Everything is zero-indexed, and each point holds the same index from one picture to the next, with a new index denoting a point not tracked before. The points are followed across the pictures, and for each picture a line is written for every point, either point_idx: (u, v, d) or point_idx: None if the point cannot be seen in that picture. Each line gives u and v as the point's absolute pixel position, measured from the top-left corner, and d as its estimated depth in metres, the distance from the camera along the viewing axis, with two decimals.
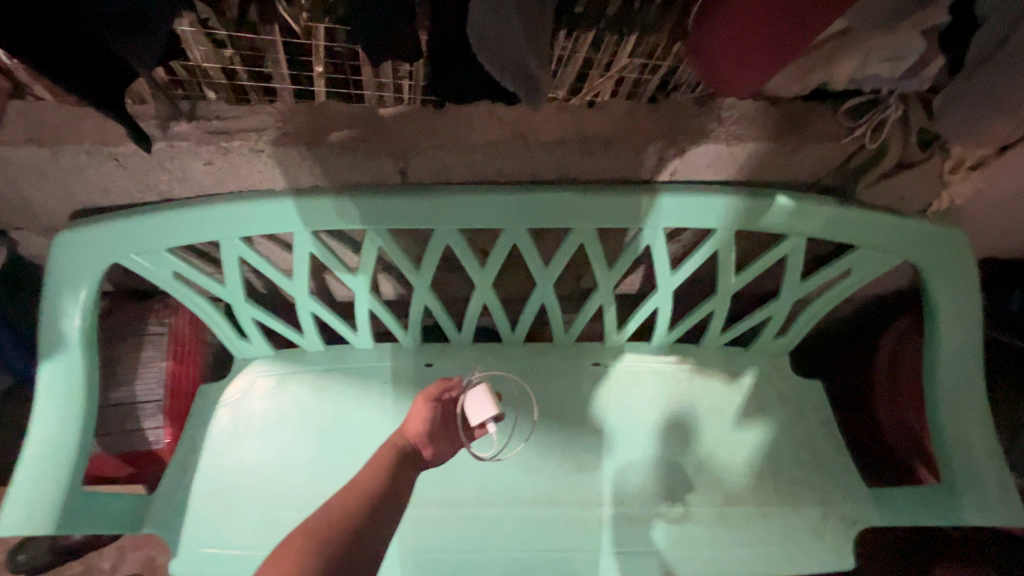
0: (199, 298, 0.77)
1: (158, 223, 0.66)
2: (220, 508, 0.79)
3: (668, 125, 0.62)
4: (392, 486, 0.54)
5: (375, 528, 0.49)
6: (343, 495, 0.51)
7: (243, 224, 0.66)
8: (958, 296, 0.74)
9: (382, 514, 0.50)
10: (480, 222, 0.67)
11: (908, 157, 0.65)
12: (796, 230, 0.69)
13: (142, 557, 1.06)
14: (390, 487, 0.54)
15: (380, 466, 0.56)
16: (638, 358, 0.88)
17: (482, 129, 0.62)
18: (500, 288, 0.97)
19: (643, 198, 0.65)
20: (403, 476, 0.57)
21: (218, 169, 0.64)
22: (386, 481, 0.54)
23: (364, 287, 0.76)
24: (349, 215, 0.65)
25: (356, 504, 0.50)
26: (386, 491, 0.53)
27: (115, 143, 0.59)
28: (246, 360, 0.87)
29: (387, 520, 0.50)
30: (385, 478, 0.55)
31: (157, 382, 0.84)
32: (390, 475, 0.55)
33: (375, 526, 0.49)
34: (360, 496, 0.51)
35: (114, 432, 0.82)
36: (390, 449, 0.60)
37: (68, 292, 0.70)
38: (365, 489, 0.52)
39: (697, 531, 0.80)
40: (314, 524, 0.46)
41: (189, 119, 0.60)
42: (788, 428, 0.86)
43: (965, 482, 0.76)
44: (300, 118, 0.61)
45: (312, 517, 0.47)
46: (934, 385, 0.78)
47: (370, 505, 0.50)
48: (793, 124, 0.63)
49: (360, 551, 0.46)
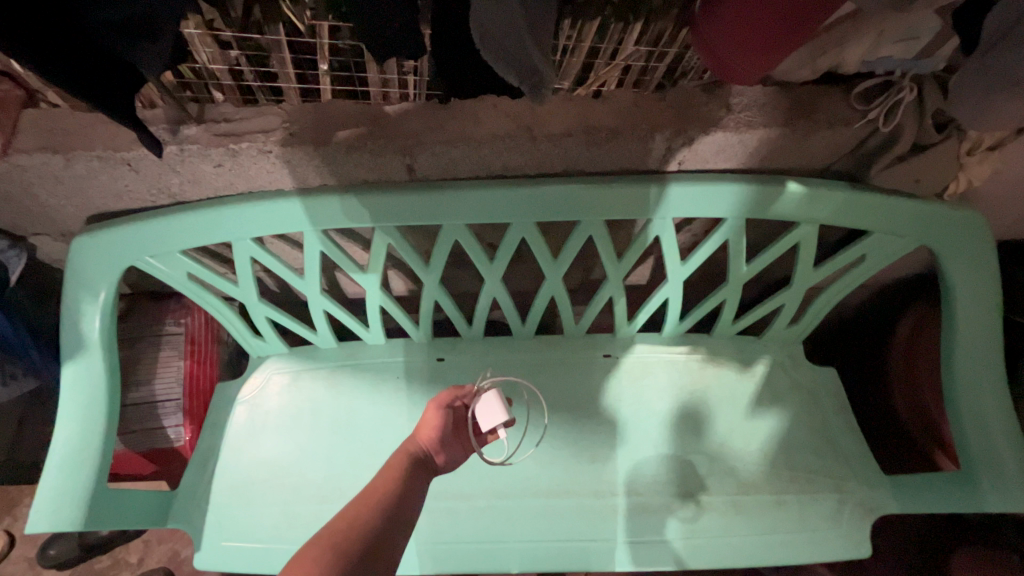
0: (213, 298, 0.79)
1: (171, 225, 0.67)
2: (241, 503, 0.80)
3: (676, 113, 0.61)
4: (404, 496, 0.55)
5: (390, 535, 0.50)
6: (358, 506, 0.51)
7: (254, 224, 0.67)
8: (976, 279, 0.72)
9: (396, 523, 0.51)
10: (488, 217, 0.67)
11: (923, 140, 0.63)
12: (808, 216, 0.68)
13: (168, 551, 1.10)
14: (402, 497, 0.55)
15: (394, 475, 0.57)
16: (648, 349, 0.88)
17: (488, 123, 0.61)
18: (509, 282, 0.97)
19: (651, 188, 0.64)
20: (414, 484, 0.57)
21: (227, 170, 0.64)
22: (398, 491, 0.55)
23: (375, 284, 0.77)
24: (359, 213, 0.66)
25: (371, 514, 0.50)
26: (399, 501, 0.54)
27: (127, 148, 0.60)
28: (262, 357, 0.88)
29: (401, 529, 0.51)
30: (396, 487, 0.55)
31: (175, 382, 0.86)
32: (402, 485, 0.56)
33: (390, 533, 0.50)
34: (374, 506, 0.52)
35: (135, 431, 0.84)
36: (404, 457, 0.61)
37: (88, 295, 0.72)
38: (378, 499, 0.53)
39: (712, 520, 0.80)
40: (331, 533, 0.47)
41: (197, 123, 0.61)
42: (802, 417, 0.86)
43: (984, 468, 0.75)
44: (307, 118, 0.61)
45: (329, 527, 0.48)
46: (951, 370, 0.76)
47: (384, 514, 0.51)
48: (804, 109, 0.61)
49: (377, 558, 0.47)
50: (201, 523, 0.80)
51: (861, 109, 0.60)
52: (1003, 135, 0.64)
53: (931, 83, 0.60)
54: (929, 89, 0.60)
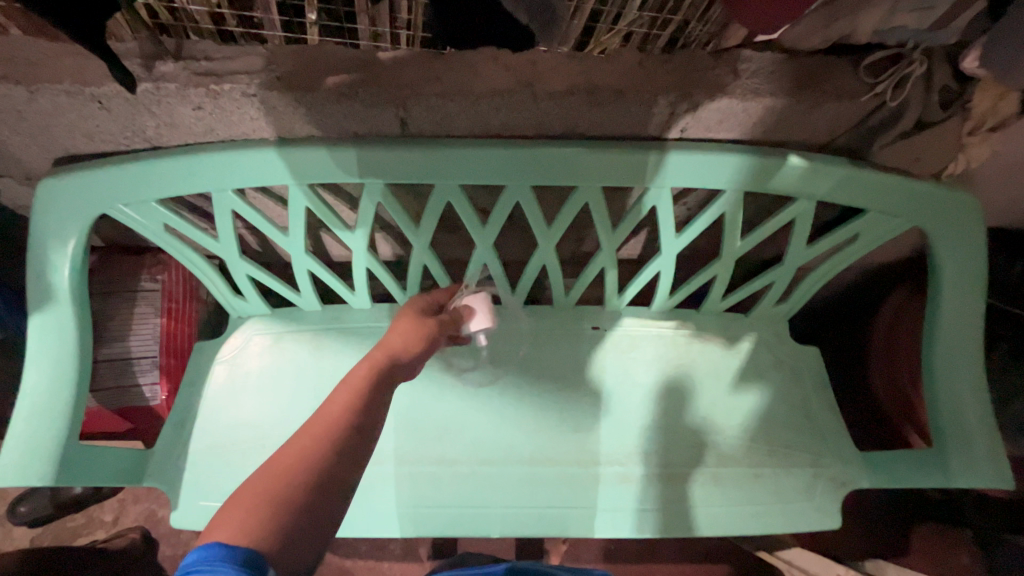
0: (192, 253, 0.75)
1: (146, 171, 0.63)
2: (220, 463, 0.79)
3: (682, 76, 0.59)
4: (361, 427, 0.47)
5: (338, 483, 0.43)
6: (305, 445, 0.44)
7: (236, 174, 0.64)
8: (964, 260, 0.73)
9: (344, 465, 0.44)
10: (482, 178, 0.65)
11: (927, 117, 0.63)
12: (806, 191, 0.67)
13: (144, 510, 1.09)
14: (359, 424, 0.46)
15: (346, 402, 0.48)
16: (637, 322, 0.88)
17: (487, 75, 0.58)
18: (500, 250, 0.95)
19: (652, 154, 0.63)
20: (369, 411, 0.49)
21: (208, 114, 0.60)
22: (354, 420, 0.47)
23: (362, 245, 0.74)
24: (348, 168, 0.63)
25: (318, 456, 0.43)
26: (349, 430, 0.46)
27: (97, 83, 0.55)
28: (242, 317, 0.86)
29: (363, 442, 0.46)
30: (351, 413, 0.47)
31: (152, 340, 0.83)
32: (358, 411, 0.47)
33: (336, 481, 0.43)
34: (323, 445, 0.44)
35: (108, 388, 0.81)
36: (367, 372, 0.53)
37: (56, 242, 0.68)
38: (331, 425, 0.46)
39: (689, 490, 0.81)
40: (263, 489, 0.39)
41: (174, 59, 0.56)
42: (784, 393, 0.87)
43: (955, 445, 0.77)
44: (294, 60, 0.57)
45: (261, 477, 0.40)
46: (932, 350, 0.78)
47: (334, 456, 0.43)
48: (813, 79, 0.59)
49: (317, 527, 0.40)
50: (179, 482, 0.79)
51: (870, 82, 0.59)
52: (1006, 116, 0.62)
53: (940, 57, 0.59)
54: (938, 63, 0.59)
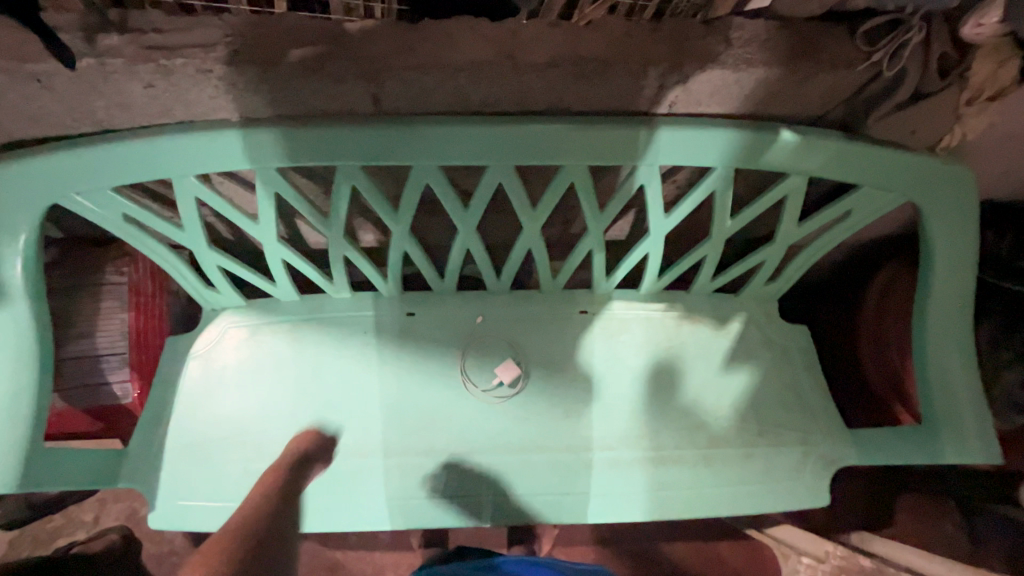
0: (156, 244, 0.71)
1: (98, 157, 0.59)
2: (198, 461, 0.77)
3: (673, 46, 0.55)
4: (272, 516, 0.51)
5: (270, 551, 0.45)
6: (228, 529, 0.46)
7: (197, 159, 0.59)
8: (956, 236, 0.72)
9: (269, 539, 0.46)
10: (460, 158, 0.61)
11: (924, 88, 0.60)
12: (799, 167, 0.65)
13: (125, 509, 1.06)
14: (272, 514, 0.51)
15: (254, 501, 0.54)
16: (626, 305, 0.86)
17: (464, 47, 0.54)
18: (483, 234, 0.92)
19: (640, 131, 0.60)
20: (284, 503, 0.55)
21: (161, 93, 0.55)
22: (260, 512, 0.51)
23: (339, 232, 0.71)
24: (319, 149, 0.59)
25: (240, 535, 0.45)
26: (272, 515, 0.51)
27: (35, 59, 0.50)
28: (216, 310, 0.82)
29: (283, 528, 0.50)
30: (262, 506, 0.52)
31: (121, 336, 0.79)
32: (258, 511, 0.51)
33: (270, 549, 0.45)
34: (245, 528, 0.47)
35: (74, 387, 0.77)
36: (258, 495, 0.56)
37: (5, 238, 0.63)
38: (246, 517, 0.49)
39: (681, 472, 0.81)
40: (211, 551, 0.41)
41: (119, 31, 0.51)
42: (774, 373, 0.87)
43: (944, 420, 0.77)
44: (252, 31, 0.52)
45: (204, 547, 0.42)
46: (922, 328, 0.77)
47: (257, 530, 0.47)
48: (808, 47, 0.56)
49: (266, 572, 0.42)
50: (156, 482, 0.76)
51: (866, 50, 0.56)
52: (1005, 85, 0.60)
53: (938, 23, 0.56)
54: (937, 30, 0.56)
